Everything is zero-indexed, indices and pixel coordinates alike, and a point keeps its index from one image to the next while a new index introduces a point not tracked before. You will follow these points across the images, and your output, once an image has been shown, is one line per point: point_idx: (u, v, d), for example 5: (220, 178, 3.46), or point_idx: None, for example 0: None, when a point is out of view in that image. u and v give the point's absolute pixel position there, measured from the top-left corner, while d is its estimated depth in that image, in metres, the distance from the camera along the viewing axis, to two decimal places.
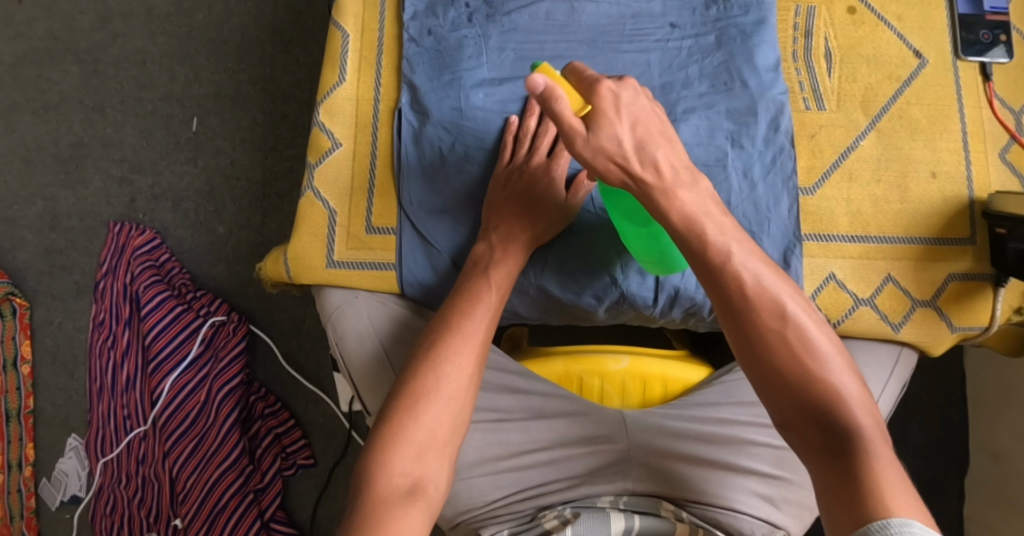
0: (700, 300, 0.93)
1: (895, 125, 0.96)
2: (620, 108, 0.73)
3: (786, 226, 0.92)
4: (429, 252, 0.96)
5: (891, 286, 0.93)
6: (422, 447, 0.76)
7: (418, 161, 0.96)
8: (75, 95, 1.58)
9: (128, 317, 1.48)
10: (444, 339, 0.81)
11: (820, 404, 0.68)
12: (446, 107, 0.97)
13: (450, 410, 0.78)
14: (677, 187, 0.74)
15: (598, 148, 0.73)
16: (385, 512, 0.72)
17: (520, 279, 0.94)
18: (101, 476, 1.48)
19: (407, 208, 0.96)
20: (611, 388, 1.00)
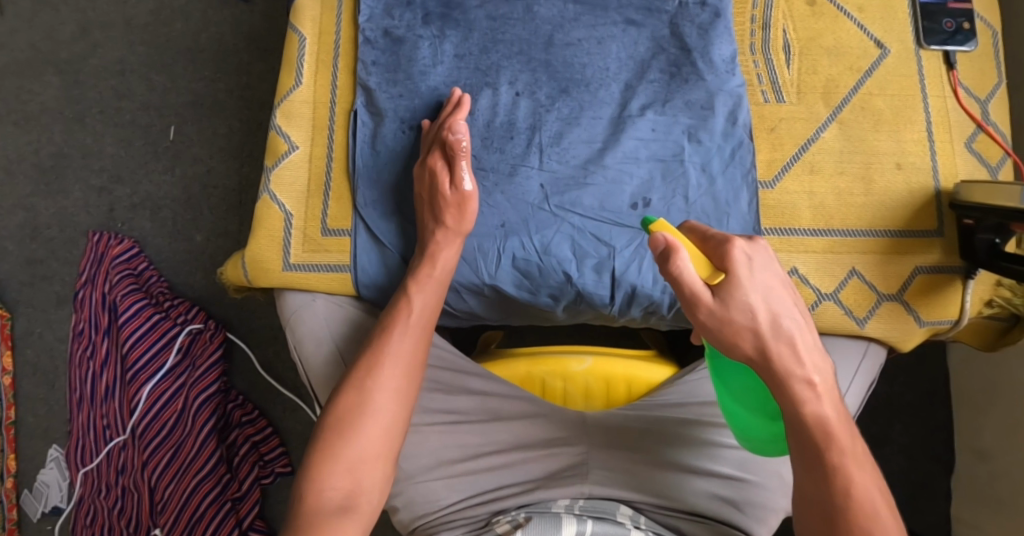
0: (659, 298, 0.92)
1: (858, 117, 0.94)
2: (755, 272, 0.68)
3: (746, 220, 0.91)
4: (385, 252, 0.95)
5: (856, 280, 0.91)
6: (353, 462, 0.79)
7: (374, 164, 0.96)
8: (56, 106, 1.59)
9: (108, 326, 1.49)
10: (369, 358, 0.84)
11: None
12: (400, 108, 0.97)
13: (386, 428, 0.81)
14: (807, 360, 0.69)
15: (729, 317, 0.67)
16: (317, 523, 0.76)
17: (474, 280, 0.93)
18: (83, 486, 1.48)
19: (363, 208, 0.95)
20: (575, 390, 0.98)
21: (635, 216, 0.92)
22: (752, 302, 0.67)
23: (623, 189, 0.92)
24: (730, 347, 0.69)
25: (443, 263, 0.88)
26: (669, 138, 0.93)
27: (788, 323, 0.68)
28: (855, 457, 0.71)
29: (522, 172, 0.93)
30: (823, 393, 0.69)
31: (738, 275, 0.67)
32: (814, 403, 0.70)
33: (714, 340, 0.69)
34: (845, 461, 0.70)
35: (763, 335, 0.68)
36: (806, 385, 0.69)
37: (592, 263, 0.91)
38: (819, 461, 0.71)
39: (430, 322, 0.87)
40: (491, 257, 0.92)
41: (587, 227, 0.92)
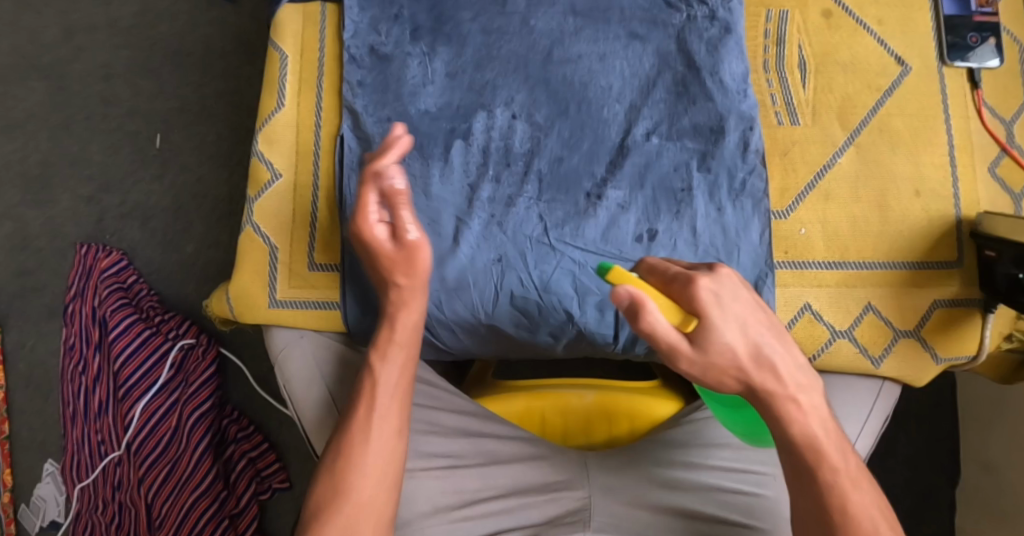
0: None
1: (876, 140, 0.88)
2: (727, 308, 0.62)
3: (757, 254, 0.86)
4: (375, 289, 0.89)
5: (872, 316, 0.87)
6: (351, 521, 0.74)
7: (362, 193, 0.90)
8: (41, 113, 1.53)
9: (98, 341, 1.45)
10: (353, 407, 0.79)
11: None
12: (388, 131, 0.91)
13: (385, 478, 0.77)
14: (793, 381, 0.66)
15: (705, 362, 0.63)
16: None
17: (471, 318, 0.88)
18: (79, 502, 1.47)
19: (351, 243, 0.89)
20: (575, 426, 0.94)
21: (640, 249, 0.86)
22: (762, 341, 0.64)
23: (626, 218, 0.87)
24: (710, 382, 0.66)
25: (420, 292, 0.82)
26: (675, 165, 0.88)
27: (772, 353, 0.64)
28: (851, 477, 0.69)
29: (518, 201, 0.89)
30: (807, 409, 0.68)
31: (711, 324, 0.62)
32: (801, 420, 0.68)
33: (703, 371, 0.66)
34: (838, 485, 0.68)
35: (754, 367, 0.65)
36: (793, 403, 0.67)
37: (593, 300, 0.87)
38: (813, 488, 0.69)
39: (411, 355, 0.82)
40: (488, 294, 0.87)
41: (589, 262, 0.87)
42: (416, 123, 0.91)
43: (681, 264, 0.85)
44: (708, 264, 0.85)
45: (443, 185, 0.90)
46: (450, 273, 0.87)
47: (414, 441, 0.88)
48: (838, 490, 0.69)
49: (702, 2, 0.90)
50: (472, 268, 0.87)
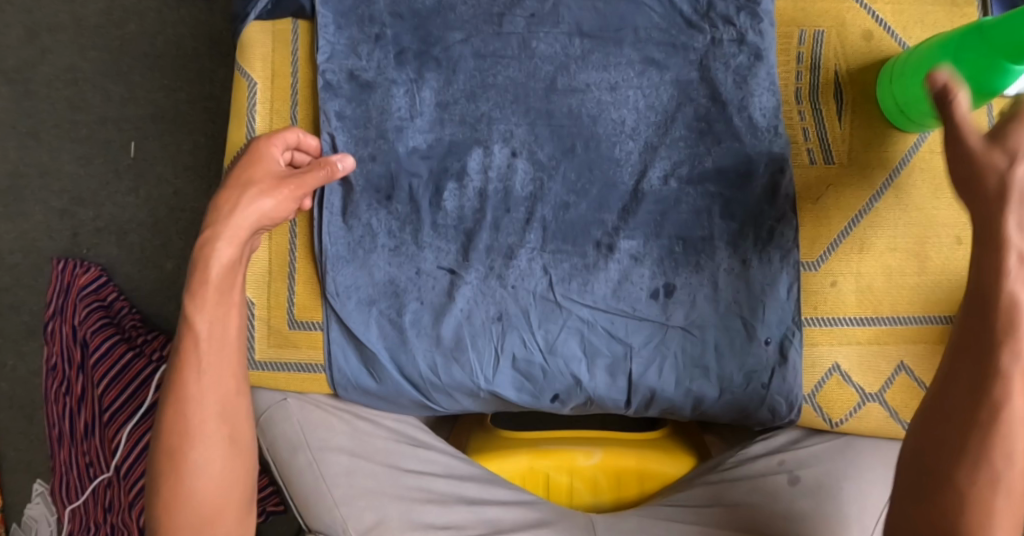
0: (680, 402, 0.80)
1: (916, 181, 0.80)
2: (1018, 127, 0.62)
3: (784, 311, 0.78)
4: (363, 352, 0.82)
5: (904, 377, 0.80)
6: None
7: (346, 243, 0.82)
8: (7, 120, 1.43)
9: (80, 363, 1.38)
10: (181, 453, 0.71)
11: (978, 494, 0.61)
12: (373, 173, 0.82)
13: (229, 491, 0.74)
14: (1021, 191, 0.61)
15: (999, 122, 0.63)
16: None
17: (470, 383, 0.80)
18: (70, 523, 1.43)
19: (337, 302, 0.82)
20: (582, 485, 0.87)
21: (651, 311, 0.79)
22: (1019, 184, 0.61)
23: (637, 274, 0.79)
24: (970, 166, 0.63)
25: (220, 262, 0.72)
26: (695, 212, 0.80)
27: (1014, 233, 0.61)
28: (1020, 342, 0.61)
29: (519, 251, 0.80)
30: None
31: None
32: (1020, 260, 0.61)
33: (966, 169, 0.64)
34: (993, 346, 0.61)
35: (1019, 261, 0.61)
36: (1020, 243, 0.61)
37: (601, 367, 0.79)
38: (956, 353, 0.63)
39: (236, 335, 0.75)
40: (487, 358, 0.80)
41: (597, 324, 0.79)
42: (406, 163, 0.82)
43: (697, 327, 0.79)
44: (727, 325, 0.79)
45: (434, 234, 0.82)
46: (446, 335, 0.80)
47: (409, 511, 0.79)
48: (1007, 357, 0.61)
49: (728, 23, 0.80)
50: (472, 328, 0.80)
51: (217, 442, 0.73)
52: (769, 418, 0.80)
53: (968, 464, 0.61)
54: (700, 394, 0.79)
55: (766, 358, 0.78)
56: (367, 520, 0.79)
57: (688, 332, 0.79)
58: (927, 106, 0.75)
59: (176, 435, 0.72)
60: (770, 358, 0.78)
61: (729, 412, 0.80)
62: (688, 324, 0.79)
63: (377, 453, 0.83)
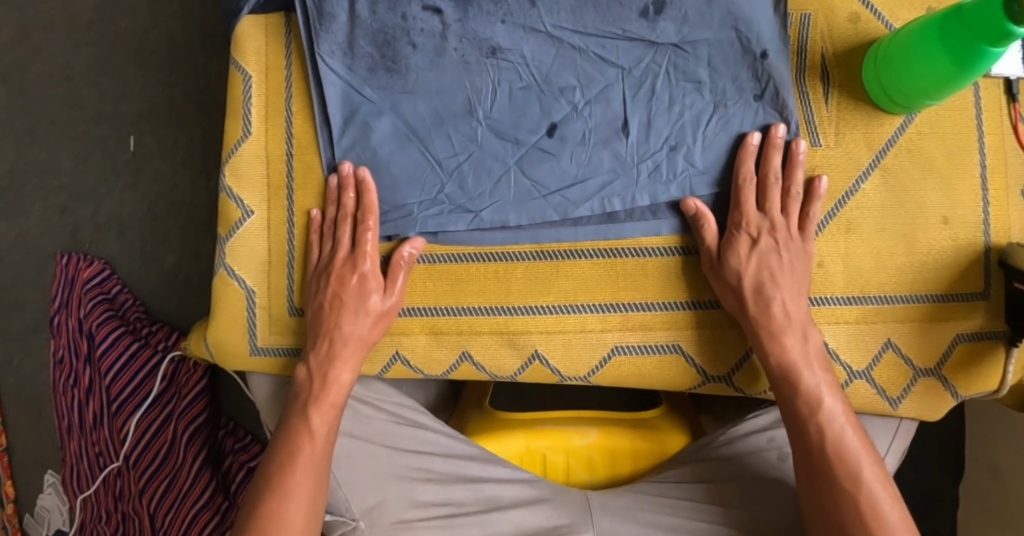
0: (680, 196, 0.80)
1: (903, 162, 0.80)
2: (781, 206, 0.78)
3: (759, 118, 0.80)
4: (380, 174, 0.83)
5: (891, 354, 0.80)
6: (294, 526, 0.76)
7: (348, 57, 0.83)
8: (4, 119, 1.44)
9: (87, 355, 1.41)
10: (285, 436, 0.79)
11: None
12: (370, 14, 0.82)
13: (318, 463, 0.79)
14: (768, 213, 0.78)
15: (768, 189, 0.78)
16: None
17: (468, 216, 0.82)
18: (82, 511, 1.49)
19: (332, 138, 0.84)
20: (578, 465, 0.89)
21: (638, 121, 0.81)
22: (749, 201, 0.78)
23: (620, 94, 0.81)
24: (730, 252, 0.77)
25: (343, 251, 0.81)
26: (698, 10, 0.80)
27: (777, 272, 0.76)
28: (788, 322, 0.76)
29: (506, 81, 0.82)
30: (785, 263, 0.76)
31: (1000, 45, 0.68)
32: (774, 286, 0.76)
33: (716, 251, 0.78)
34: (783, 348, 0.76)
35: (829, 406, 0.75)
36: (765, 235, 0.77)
37: (595, 180, 0.81)
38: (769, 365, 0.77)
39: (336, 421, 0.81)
40: (490, 180, 0.82)
41: (591, 140, 0.81)
42: (390, 32, 0.82)
43: (683, 140, 0.80)
44: (707, 130, 0.80)
45: (431, 44, 0.82)
46: (448, 161, 0.82)
47: (408, 490, 0.83)
48: (784, 352, 0.76)
49: None
50: (470, 153, 0.82)
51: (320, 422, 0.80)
52: None
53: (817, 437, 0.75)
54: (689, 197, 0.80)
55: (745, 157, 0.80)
56: (368, 500, 0.83)
57: (674, 149, 0.81)
58: (913, 83, 0.76)
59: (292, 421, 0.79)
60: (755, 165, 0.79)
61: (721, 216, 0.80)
62: (672, 137, 0.81)
63: (377, 435, 0.86)
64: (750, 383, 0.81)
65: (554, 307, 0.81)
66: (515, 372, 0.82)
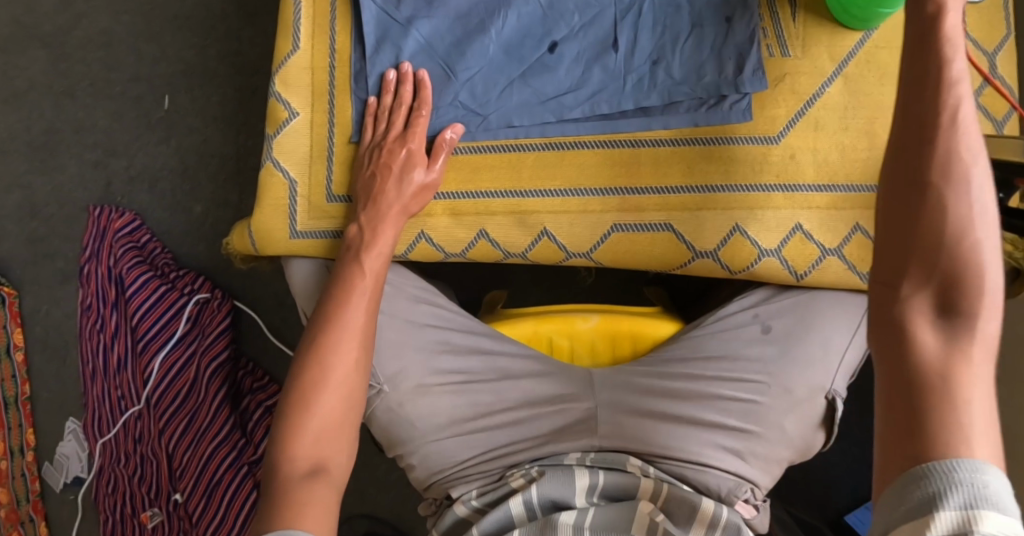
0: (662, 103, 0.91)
1: (863, 70, 0.92)
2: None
3: (736, 38, 0.90)
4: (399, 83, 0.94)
5: (860, 236, 0.90)
6: (319, 433, 0.81)
7: None
8: (45, 81, 1.55)
9: (115, 300, 1.49)
10: (317, 346, 0.85)
11: (969, 338, 0.61)
12: None
13: (345, 377, 0.84)
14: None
15: None
16: (293, 489, 0.76)
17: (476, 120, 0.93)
18: (101, 457, 1.50)
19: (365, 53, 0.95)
20: (581, 348, 0.98)
21: (626, 38, 0.91)
22: None
23: (612, 17, 0.92)
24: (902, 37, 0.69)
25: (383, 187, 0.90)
26: None
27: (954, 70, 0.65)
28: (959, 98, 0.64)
29: (516, 4, 0.92)
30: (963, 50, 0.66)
31: None
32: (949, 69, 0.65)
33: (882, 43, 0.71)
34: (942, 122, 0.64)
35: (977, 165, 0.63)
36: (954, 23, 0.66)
37: (587, 88, 0.91)
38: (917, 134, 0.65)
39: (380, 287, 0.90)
40: (496, 87, 0.92)
41: (585, 56, 0.92)
42: None
43: (663, 54, 0.91)
44: (686, 47, 0.91)
45: None
46: (460, 71, 0.93)
47: (428, 360, 0.92)
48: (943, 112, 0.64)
49: None
50: (482, 65, 0.92)
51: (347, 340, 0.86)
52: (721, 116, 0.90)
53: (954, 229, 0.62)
54: (670, 103, 0.91)
55: (722, 70, 0.90)
56: (390, 368, 0.92)
57: (657, 64, 0.91)
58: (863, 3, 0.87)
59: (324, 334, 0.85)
60: (728, 75, 0.90)
61: (700, 115, 0.90)
62: (654, 52, 0.91)
63: (400, 310, 0.95)
64: (732, 258, 0.91)
65: (559, 192, 0.92)
66: (526, 247, 0.94)
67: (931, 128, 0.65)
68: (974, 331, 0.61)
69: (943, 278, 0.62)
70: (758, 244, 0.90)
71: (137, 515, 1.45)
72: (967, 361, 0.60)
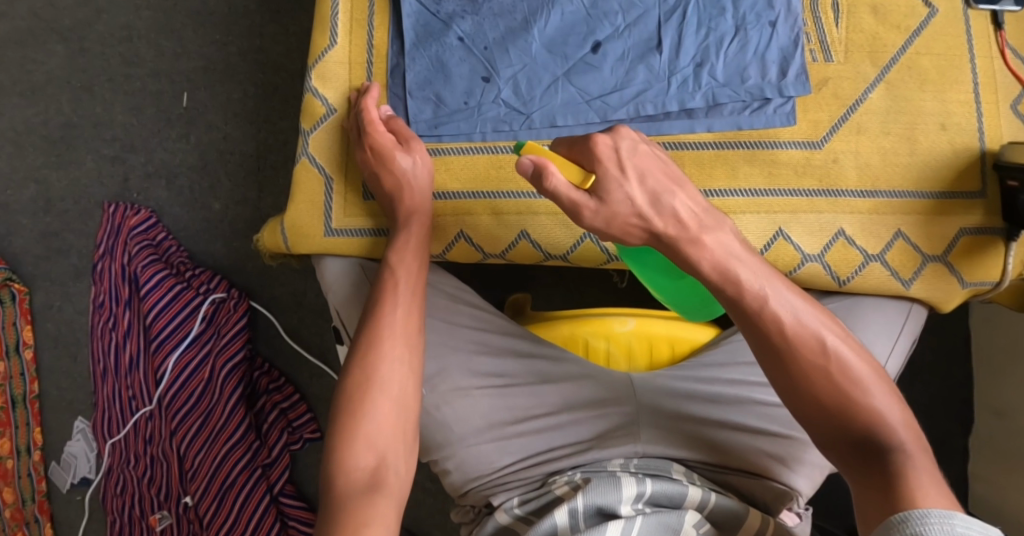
0: (705, 106, 0.90)
1: (904, 77, 0.92)
2: (625, 163, 0.73)
3: (780, 43, 0.91)
4: (442, 79, 0.93)
5: (902, 242, 0.91)
6: (371, 440, 0.80)
7: None
8: (62, 75, 1.53)
9: (129, 298, 1.46)
10: (364, 352, 0.84)
11: (881, 433, 0.68)
12: None
13: (393, 381, 0.83)
14: (663, 191, 0.73)
15: (609, 187, 0.73)
16: (351, 504, 0.75)
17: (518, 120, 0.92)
18: (110, 457, 1.47)
19: (405, 48, 0.94)
20: (618, 351, 0.97)
21: (670, 39, 0.91)
22: (649, 190, 0.73)
23: (656, 18, 0.91)
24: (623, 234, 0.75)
25: (408, 176, 0.89)
26: None
27: (675, 234, 0.73)
28: (711, 259, 0.72)
29: (559, 5, 0.92)
30: (709, 234, 0.73)
31: None
32: (707, 250, 0.73)
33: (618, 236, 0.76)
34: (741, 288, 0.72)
35: (784, 315, 0.71)
36: (672, 219, 0.73)
37: (631, 89, 0.91)
38: (745, 307, 0.72)
39: (418, 278, 0.89)
40: (540, 85, 0.92)
41: (629, 57, 0.91)
42: None
43: (707, 57, 0.91)
44: (729, 50, 0.91)
45: None
46: (503, 70, 0.92)
47: (467, 362, 0.92)
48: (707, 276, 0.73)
49: None
50: (526, 64, 0.92)
51: (390, 340, 0.85)
52: (764, 120, 0.90)
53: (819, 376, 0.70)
54: (713, 106, 0.91)
55: (766, 75, 0.90)
56: (431, 368, 0.91)
57: (700, 67, 0.91)
58: None
59: (367, 338, 0.85)
60: (771, 79, 0.90)
61: (744, 119, 0.90)
62: (698, 55, 0.91)
63: (437, 310, 0.94)
64: (775, 263, 0.91)
65: None
66: (567, 250, 0.93)
67: (750, 307, 0.72)
68: (879, 426, 0.69)
69: (823, 412, 0.70)
70: (802, 250, 0.90)
71: (146, 517, 1.42)
72: (885, 453, 0.68)
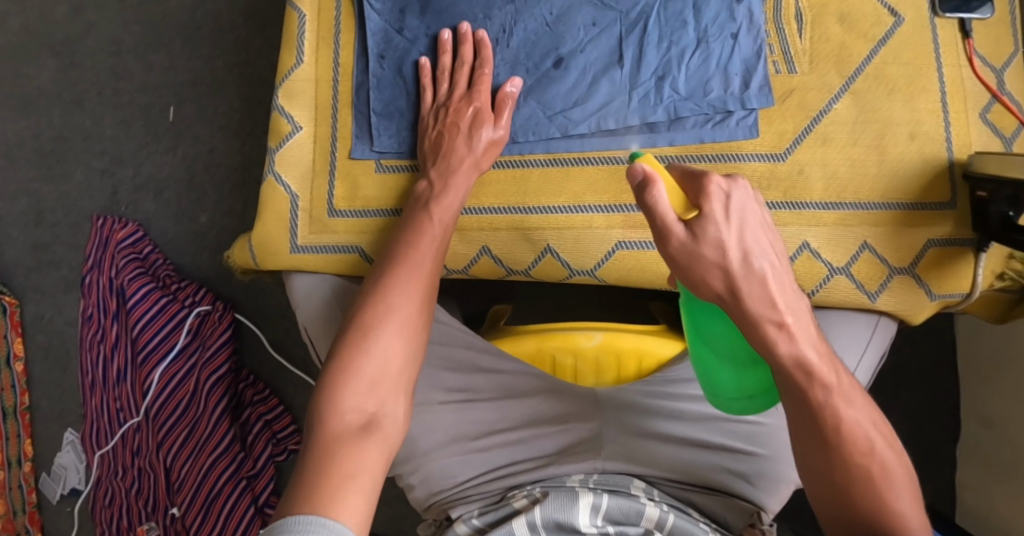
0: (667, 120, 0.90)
1: (871, 86, 0.91)
2: (732, 211, 0.62)
3: (743, 55, 0.90)
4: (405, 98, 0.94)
5: (867, 254, 0.90)
6: (376, 379, 0.78)
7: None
8: (53, 90, 1.55)
9: (116, 311, 1.47)
10: (375, 303, 0.82)
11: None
12: None
13: (407, 330, 0.82)
14: (760, 255, 0.62)
15: (699, 249, 0.62)
16: (339, 442, 0.72)
17: None
18: (99, 468, 1.48)
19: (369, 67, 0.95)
20: (585, 365, 0.97)
21: (632, 53, 0.91)
22: (746, 246, 0.62)
23: (617, 32, 0.91)
24: (698, 283, 0.64)
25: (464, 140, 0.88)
26: None
27: (762, 312, 0.63)
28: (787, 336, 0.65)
29: (522, 19, 0.92)
30: (795, 335, 0.65)
31: None
32: (786, 343, 0.65)
33: (686, 279, 0.64)
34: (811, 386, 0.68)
35: (842, 412, 0.69)
36: (761, 283, 0.62)
37: (594, 102, 0.91)
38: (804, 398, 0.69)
39: (434, 271, 0.87)
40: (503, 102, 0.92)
41: (591, 71, 0.91)
42: None
43: (669, 71, 0.90)
44: (691, 63, 0.90)
45: None
46: None
47: (434, 377, 0.92)
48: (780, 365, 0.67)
49: None
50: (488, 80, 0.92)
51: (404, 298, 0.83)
52: (726, 133, 0.90)
53: (858, 475, 0.70)
54: (675, 119, 0.90)
55: (728, 87, 0.90)
56: None
57: (663, 80, 0.90)
58: None
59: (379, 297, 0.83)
60: (733, 91, 0.90)
61: (706, 132, 0.90)
62: (660, 69, 0.91)
63: None
64: None
65: (565, 208, 0.91)
66: (529, 264, 0.93)
67: (813, 398, 0.68)
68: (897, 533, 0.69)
69: (847, 504, 0.71)
70: None
71: (133, 528, 1.42)
72: None
